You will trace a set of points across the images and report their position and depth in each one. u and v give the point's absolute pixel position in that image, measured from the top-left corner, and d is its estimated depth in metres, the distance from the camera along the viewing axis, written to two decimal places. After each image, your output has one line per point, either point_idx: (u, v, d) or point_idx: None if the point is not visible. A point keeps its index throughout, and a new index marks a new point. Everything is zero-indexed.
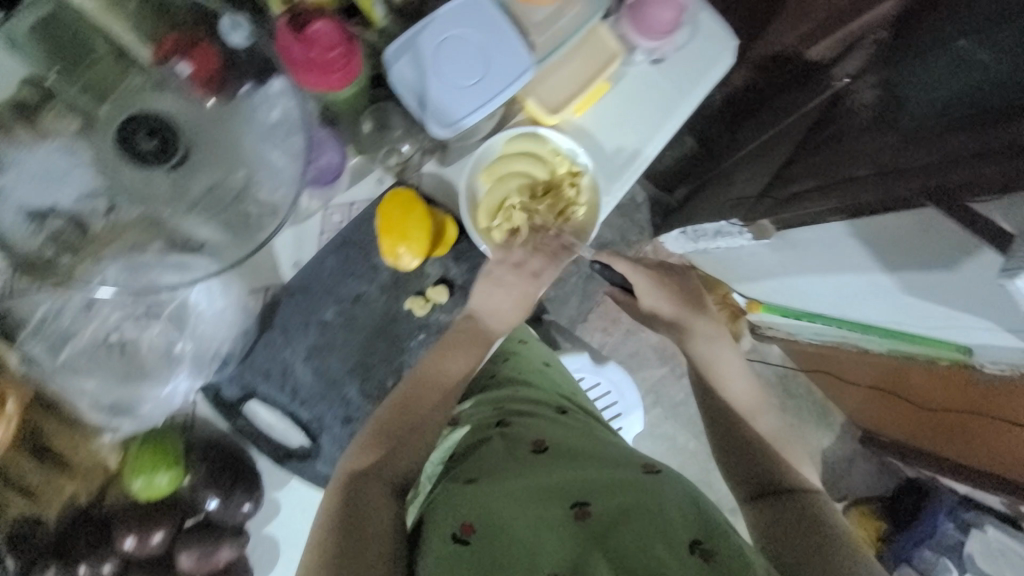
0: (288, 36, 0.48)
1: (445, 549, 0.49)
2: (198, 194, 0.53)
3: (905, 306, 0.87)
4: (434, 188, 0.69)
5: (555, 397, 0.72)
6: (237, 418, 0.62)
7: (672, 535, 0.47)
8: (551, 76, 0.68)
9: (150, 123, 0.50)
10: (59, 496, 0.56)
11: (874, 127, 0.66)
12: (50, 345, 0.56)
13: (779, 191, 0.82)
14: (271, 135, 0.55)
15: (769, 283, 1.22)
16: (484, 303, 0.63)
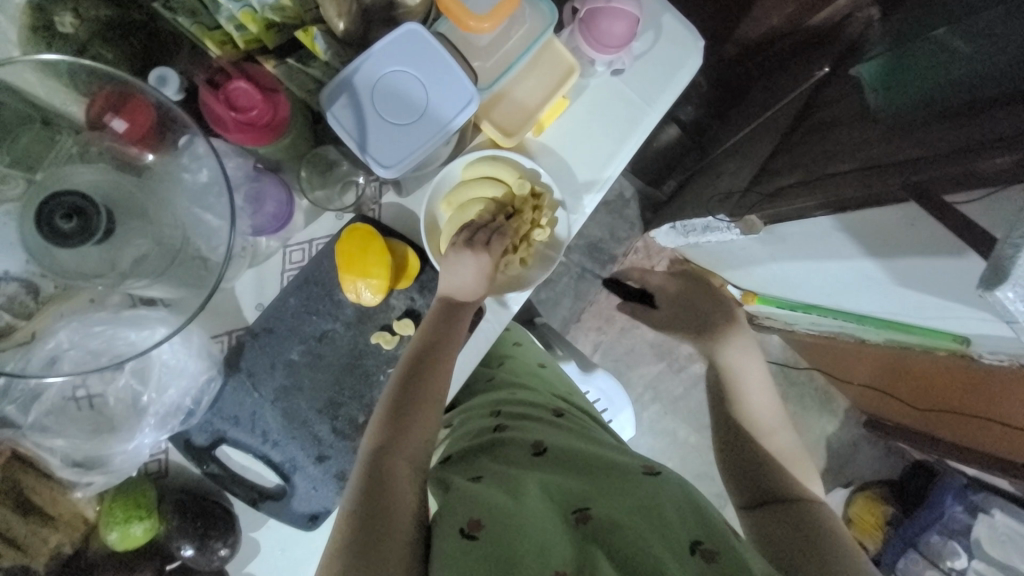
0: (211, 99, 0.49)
1: (452, 542, 0.47)
2: (129, 266, 0.51)
3: (897, 297, 0.85)
4: (396, 219, 0.68)
5: (545, 401, 0.74)
6: (209, 464, 0.62)
7: (673, 537, 0.48)
8: (505, 98, 0.66)
9: (67, 203, 0.45)
10: (38, 551, 0.56)
11: (855, 119, 0.75)
12: (18, 405, 0.58)
13: (765, 185, 0.89)
14: (202, 195, 0.55)
15: (764, 273, 1.20)
16: (461, 284, 0.63)
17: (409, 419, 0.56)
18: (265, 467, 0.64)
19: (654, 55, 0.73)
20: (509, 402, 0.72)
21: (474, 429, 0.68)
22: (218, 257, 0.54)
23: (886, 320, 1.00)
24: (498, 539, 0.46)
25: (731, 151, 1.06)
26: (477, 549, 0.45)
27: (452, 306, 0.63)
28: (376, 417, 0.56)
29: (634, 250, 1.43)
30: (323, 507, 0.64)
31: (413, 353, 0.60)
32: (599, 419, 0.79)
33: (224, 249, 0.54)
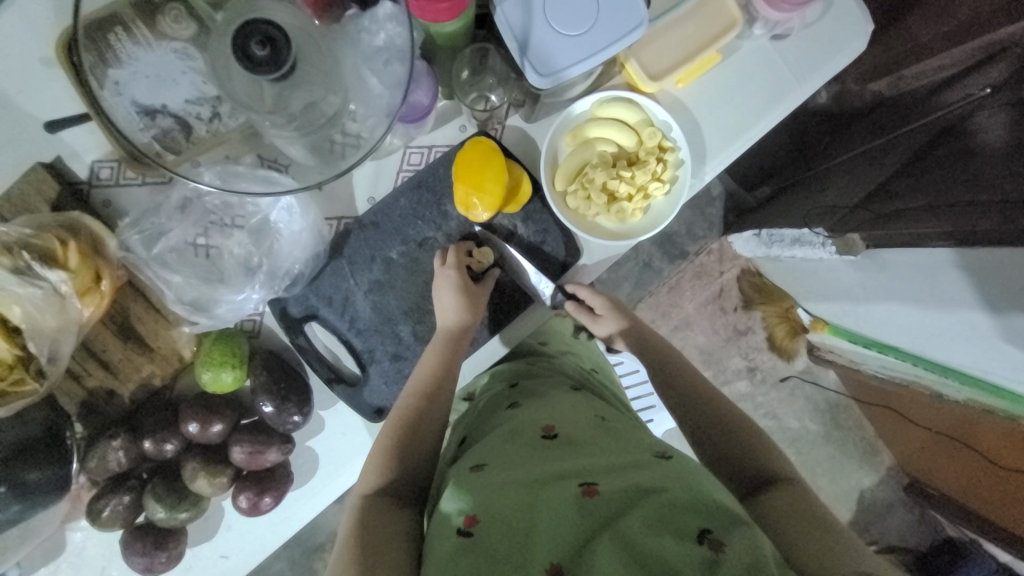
0: None
1: (448, 538, 0.48)
2: (298, 110, 0.50)
3: (996, 355, 0.79)
4: (516, 142, 0.67)
5: (572, 375, 0.73)
6: (297, 336, 0.65)
7: (677, 524, 0.45)
8: (658, 40, 0.63)
9: (263, 28, 0.40)
10: (135, 374, 0.62)
11: (1003, 157, 0.67)
12: (142, 237, 0.61)
13: (880, 204, 0.86)
14: (373, 58, 0.55)
15: (843, 303, 1.12)
16: (448, 318, 0.64)
17: (416, 440, 0.59)
18: (345, 353, 0.67)
19: (821, 29, 0.68)
20: (530, 376, 0.71)
21: (490, 404, 0.68)
22: (372, 138, 0.55)
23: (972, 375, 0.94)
24: (490, 538, 0.46)
25: (842, 167, 0.93)
26: (469, 547, 0.46)
27: (457, 333, 0.63)
28: (371, 466, 0.57)
29: (707, 252, 1.38)
30: (390, 403, 0.66)
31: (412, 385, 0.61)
32: (627, 404, 0.76)
33: (384, 126, 0.54)
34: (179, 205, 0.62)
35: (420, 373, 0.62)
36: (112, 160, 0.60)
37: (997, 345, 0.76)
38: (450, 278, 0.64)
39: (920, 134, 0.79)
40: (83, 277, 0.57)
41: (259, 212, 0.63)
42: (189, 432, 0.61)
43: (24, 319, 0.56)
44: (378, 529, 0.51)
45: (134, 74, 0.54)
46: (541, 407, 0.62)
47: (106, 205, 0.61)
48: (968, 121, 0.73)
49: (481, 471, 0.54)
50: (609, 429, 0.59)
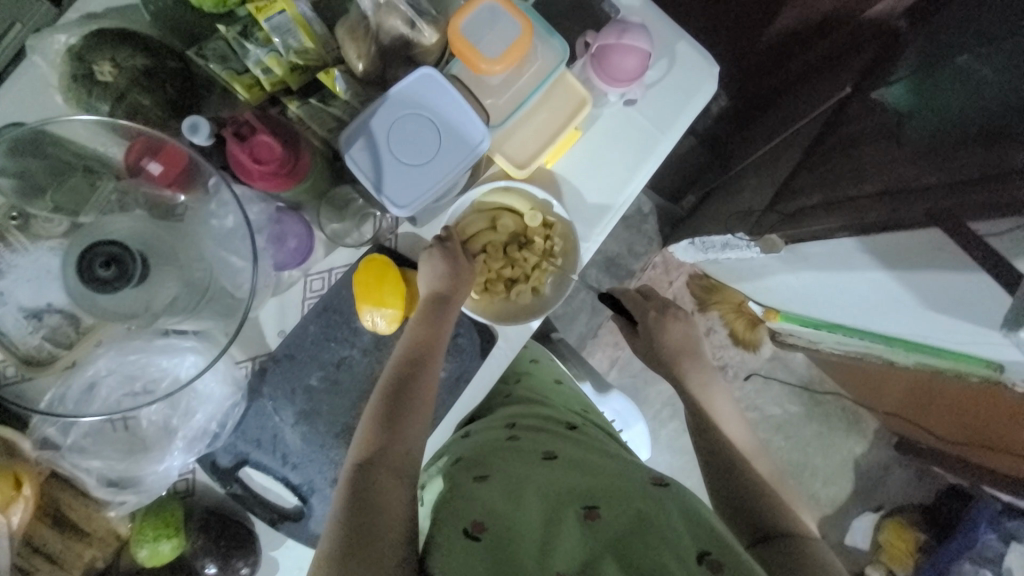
0: (234, 148, 0.50)
1: (456, 543, 0.49)
2: (162, 305, 0.54)
3: (921, 319, 0.82)
4: (410, 248, 0.69)
5: (563, 415, 0.74)
6: (232, 484, 0.65)
7: (681, 548, 0.48)
8: (516, 131, 0.66)
9: (103, 252, 0.48)
10: (78, 562, 0.61)
11: (879, 138, 0.77)
12: (61, 425, 0.61)
13: (785, 205, 0.94)
14: (226, 240, 0.59)
15: (783, 290, 1.18)
16: (436, 287, 0.64)
17: (405, 421, 0.56)
18: (285, 489, 0.67)
19: (667, 82, 0.73)
20: (523, 416, 0.72)
21: (485, 434, 0.68)
22: (244, 295, 0.59)
23: (914, 343, 0.96)
24: (503, 547, 0.48)
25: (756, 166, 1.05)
26: (482, 552, 0.48)
27: (439, 300, 0.64)
28: (368, 427, 0.56)
29: (652, 267, 1.41)
30: None
31: (403, 355, 0.61)
32: (617, 438, 0.78)
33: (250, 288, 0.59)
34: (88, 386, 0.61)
35: (407, 341, 0.62)
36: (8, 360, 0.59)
37: (929, 313, 0.79)
38: (440, 257, 0.64)
39: (816, 121, 0.92)
40: (4, 487, 0.55)
41: (167, 374, 0.62)
42: None
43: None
44: (380, 495, 0.50)
45: (15, 280, 0.54)
46: (543, 438, 0.65)
47: (16, 398, 0.59)
48: (847, 111, 0.87)
49: (490, 487, 0.55)
50: (607, 456, 0.62)
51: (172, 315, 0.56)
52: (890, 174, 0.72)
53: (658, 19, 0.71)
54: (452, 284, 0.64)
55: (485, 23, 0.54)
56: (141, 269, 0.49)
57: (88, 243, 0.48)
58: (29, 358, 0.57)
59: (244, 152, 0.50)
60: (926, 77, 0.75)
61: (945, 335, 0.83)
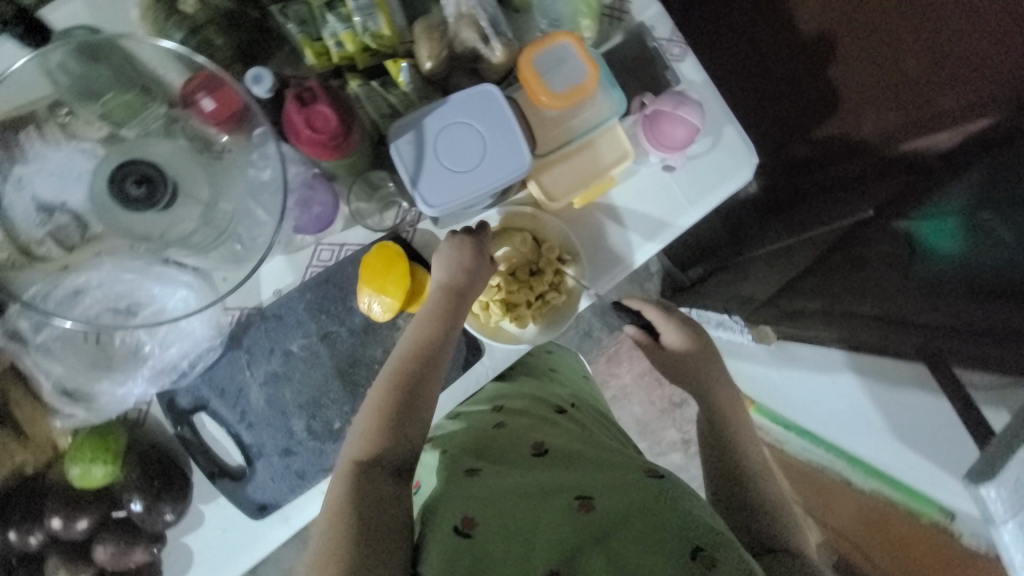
0: (291, 109, 0.51)
1: (448, 541, 0.51)
2: (174, 237, 0.57)
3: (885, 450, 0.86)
4: (425, 244, 0.70)
5: (551, 396, 0.75)
6: (183, 427, 0.64)
7: (668, 544, 0.48)
8: (558, 166, 0.68)
9: (138, 171, 0.52)
10: (8, 461, 0.58)
11: (891, 270, 0.84)
12: (38, 321, 0.60)
13: (785, 302, 0.99)
14: (259, 191, 0.60)
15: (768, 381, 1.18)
16: (450, 279, 0.63)
17: (406, 422, 0.57)
18: (233, 445, 0.66)
19: (707, 159, 0.76)
20: (511, 397, 0.73)
21: (478, 424, 0.69)
22: (258, 247, 0.60)
23: (872, 467, 1.01)
24: (492, 544, 0.50)
25: (768, 259, 1.03)
26: (472, 550, 0.49)
27: (452, 291, 0.63)
28: (365, 426, 0.57)
29: None
30: (275, 499, 0.65)
31: (403, 355, 0.61)
32: (611, 418, 0.79)
33: (266, 241, 0.59)
34: (72, 291, 0.60)
35: (411, 339, 0.61)
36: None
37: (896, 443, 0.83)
38: (460, 251, 0.64)
39: (835, 232, 0.95)
40: None
41: (155, 302, 0.62)
42: (52, 528, 0.59)
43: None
44: (376, 498, 0.52)
45: (38, 171, 0.56)
46: (530, 426, 0.66)
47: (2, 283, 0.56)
48: (862, 233, 0.91)
49: (483, 480, 0.57)
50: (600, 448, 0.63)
51: (185, 247, 0.58)
52: (886, 301, 0.81)
53: (714, 100, 0.75)
54: (468, 283, 0.64)
55: (559, 61, 0.57)
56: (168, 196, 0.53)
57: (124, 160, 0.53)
58: (26, 250, 0.55)
59: (300, 116, 0.50)
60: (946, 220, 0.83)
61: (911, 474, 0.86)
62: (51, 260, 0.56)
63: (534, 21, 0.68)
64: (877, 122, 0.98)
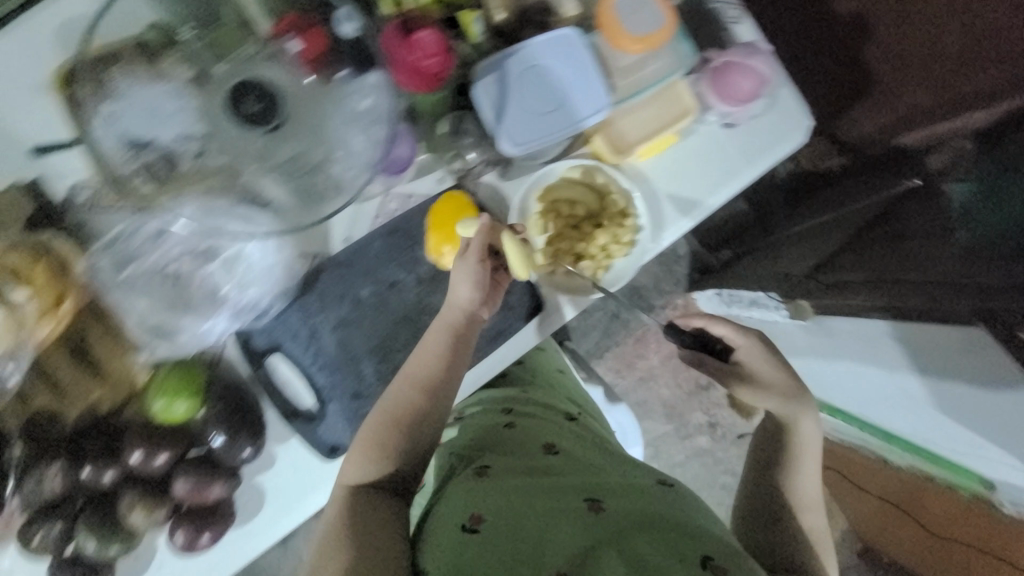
0: (395, 40, 0.57)
1: (456, 536, 0.55)
2: (280, 159, 0.58)
3: (931, 428, 0.89)
4: (489, 197, 0.71)
5: (561, 405, 0.82)
6: (258, 367, 0.65)
7: (683, 549, 0.49)
8: (622, 118, 0.69)
9: (254, 90, 0.54)
10: (84, 398, 0.61)
11: (934, 238, 0.81)
12: (114, 259, 0.61)
13: (827, 276, 1.02)
14: (356, 121, 0.59)
15: (803, 368, 1.18)
16: (460, 295, 0.64)
17: (415, 430, 0.63)
18: (303, 388, 0.67)
19: (763, 121, 0.76)
20: (523, 403, 0.80)
21: (493, 429, 0.74)
22: (347, 185, 0.60)
23: (903, 443, 1.03)
24: (498, 535, 0.53)
25: (801, 237, 1.09)
26: (479, 539, 0.53)
27: (468, 313, 0.65)
28: (355, 458, 0.61)
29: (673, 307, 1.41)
30: (344, 441, 0.67)
31: (410, 369, 0.63)
32: (604, 423, 0.88)
33: (361, 178, 0.59)
34: (154, 232, 0.62)
35: (426, 345, 0.64)
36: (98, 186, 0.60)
37: (937, 415, 0.86)
38: (471, 264, 0.63)
39: (879, 204, 0.96)
40: (45, 299, 0.56)
41: (234, 245, 0.64)
42: (131, 462, 0.60)
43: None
44: (383, 516, 0.58)
45: (128, 108, 0.57)
46: (542, 430, 0.71)
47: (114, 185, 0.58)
48: (909, 206, 0.92)
49: (492, 482, 0.60)
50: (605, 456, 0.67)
51: (276, 175, 0.58)
52: (927, 270, 0.77)
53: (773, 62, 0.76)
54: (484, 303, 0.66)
55: (633, 6, 0.59)
56: (274, 123, 0.55)
57: (242, 78, 0.55)
58: (118, 182, 0.57)
59: (405, 42, 0.56)
60: (1009, 192, 0.75)
61: (948, 448, 0.89)
62: (140, 190, 0.57)
63: None
64: (912, 100, 0.90)
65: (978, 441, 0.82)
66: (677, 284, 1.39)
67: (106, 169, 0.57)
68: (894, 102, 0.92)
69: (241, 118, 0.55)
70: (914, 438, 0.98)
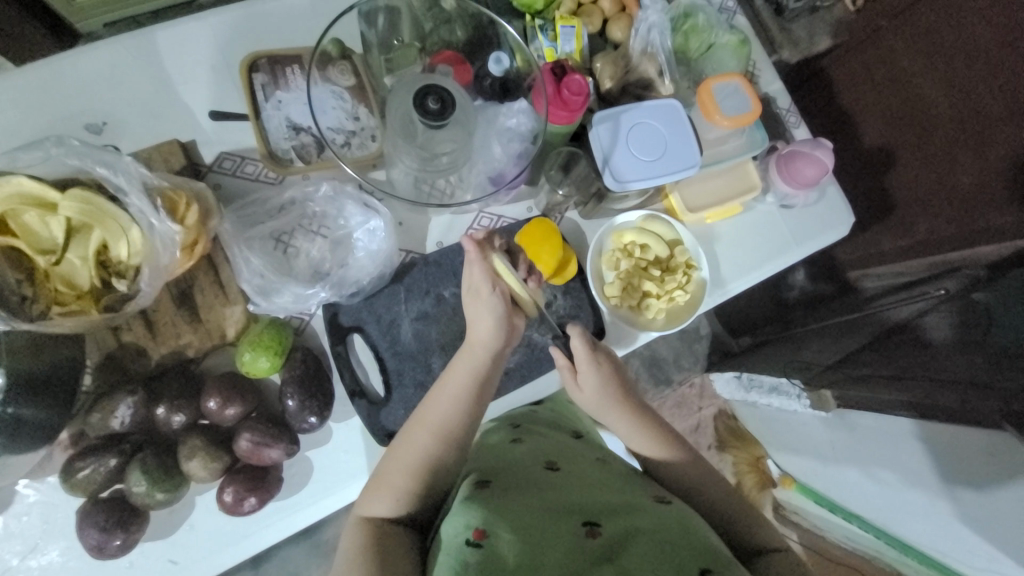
0: (549, 77, 0.64)
1: (457, 554, 0.44)
2: (431, 150, 0.62)
3: (950, 535, 0.89)
4: (570, 231, 0.79)
5: (567, 422, 0.72)
6: (338, 343, 0.68)
7: (679, 562, 0.43)
8: (696, 184, 0.79)
9: (440, 92, 0.57)
10: (173, 340, 0.64)
11: (958, 348, 0.74)
12: (241, 219, 0.67)
13: (849, 369, 0.97)
14: (493, 136, 0.68)
15: (817, 463, 1.18)
16: (482, 333, 0.61)
17: (419, 456, 0.57)
18: (374, 371, 0.70)
19: (813, 209, 0.85)
20: (533, 420, 0.68)
21: (492, 439, 0.63)
22: (461, 191, 0.70)
23: (924, 555, 1.01)
24: (506, 556, 0.43)
25: (817, 334, 1.04)
26: (485, 563, 0.43)
27: (482, 346, 0.61)
28: (379, 492, 0.56)
29: (689, 385, 1.43)
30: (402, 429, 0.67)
31: (425, 415, 0.59)
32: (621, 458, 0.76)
33: (477, 189, 0.71)
34: (281, 205, 0.69)
35: (448, 375, 0.60)
36: (257, 159, 0.71)
37: (958, 526, 0.85)
38: (489, 301, 0.62)
39: (888, 316, 0.90)
40: (189, 235, 0.61)
41: (347, 228, 0.70)
42: (206, 408, 0.62)
43: (133, 252, 0.58)
44: (386, 541, 0.52)
45: (295, 98, 0.69)
46: (548, 442, 0.59)
47: (270, 155, 0.69)
48: (916, 325, 0.83)
49: (494, 494, 0.49)
50: (612, 469, 0.56)
51: (415, 160, 0.64)
52: (951, 371, 0.75)
53: None
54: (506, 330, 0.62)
55: (727, 93, 0.72)
56: (446, 121, 0.57)
57: (434, 81, 0.58)
58: (273, 155, 0.69)
59: (556, 81, 0.63)
60: (1004, 303, 0.69)
61: (965, 558, 0.89)
62: (292, 166, 0.69)
63: (702, 68, 0.81)
64: (928, 228, 0.90)
65: (992, 554, 0.81)
66: (697, 361, 1.43)
67: (266, 144, 0.68)
68: (913, 224, 0.93)
69: (421, 110, 0.57)
70: (928, 549, 0.99)
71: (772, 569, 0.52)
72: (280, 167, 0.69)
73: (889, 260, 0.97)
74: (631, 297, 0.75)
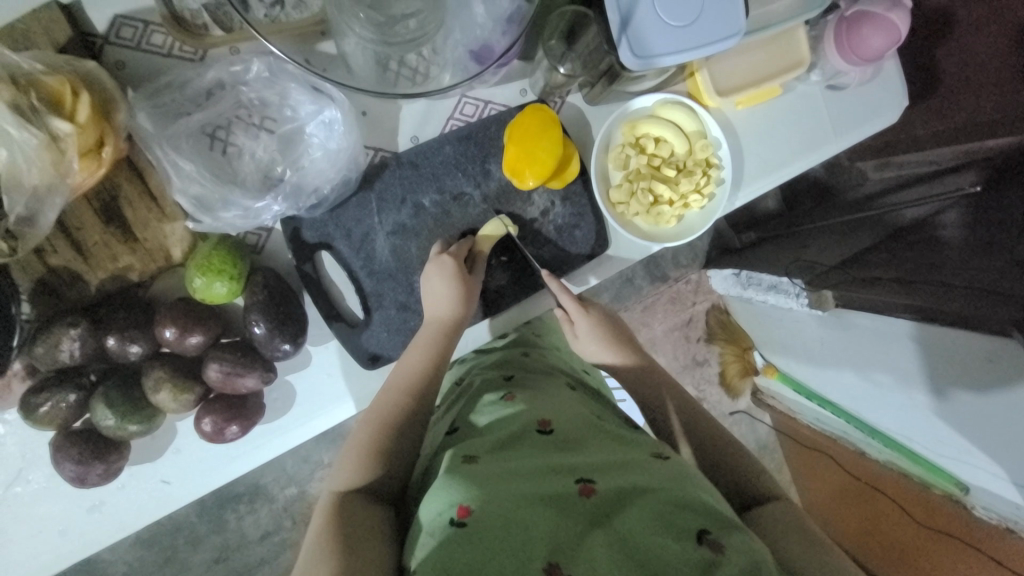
0: None
1: (443, 535, 0.39)
2: None
3: (923, 429, 0.83)
4: (572, 120, 0.66)
5: (564, 369, 0.62)
6: (305, 261, 0.60)
7: (676, 521, 0.39)
8: (730, 58, 0.64)
9: None
10: (110, 263, 0.55)
11: (976, 248, 0.66)
12: (158, 113, 0.54)
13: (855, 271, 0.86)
14: None
15: (800, 357, 1.08)
16: (439, 309, 0.58)
17: (399, 421, 0.52)
18: (350, 291, 0.63)
19: (859, 94, 0.70)
20: (523, 368, 0.58)
21: (478, 389, 0.56)
22: (435, 74, 0.57)
23: (894, 442, 0.94)
24: (494, 533, 0.38)
25: (823, 233, 0.92)
26: (473, 544, 0.37)
27: (450, 325, 0.58)
28: (355, 456, 0.50)
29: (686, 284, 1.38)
30: (387, 351, 0.62)
31: (394, 376, 0.56)
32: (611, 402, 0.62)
33: (456, 68, 0.56)
34: (207, 89, 0.55)
35: (433, 312, 0.58)
36: (164, 26, 0.54)
37: (940, 425, 0.79)
38: (445, 268, 0.58)
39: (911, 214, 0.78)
40: (88, 136, 0.49)
41: (296, 120, 0.58)
42: (164, 338, 0.55)
43: (18, 162, 0.47)
44: (360, 520, 0.44)
45: None
46: (540, 391, 0.54)
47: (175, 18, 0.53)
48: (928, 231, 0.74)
49: (482, 463, 0.44)
50: (602, 423, 0.51)
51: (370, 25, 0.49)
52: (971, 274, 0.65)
53: None
54: (455, 294, 0.58)
55: None
56: None
57: None
58: (180, 20, 0.53)
59: None
60: None
61: (935, 447, 0.83)
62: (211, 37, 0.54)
63: None
64: (969, 112, 0.73)
65: (964, 444, 0.77)
66: None
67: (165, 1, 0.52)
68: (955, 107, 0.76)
69: None
70: (895, 435, 0.93)
71: (771, 519, 0.47)
72: (192, 36, 0.53)
73: (911, 147, 0.82)
74: (644, 202, 0.63)
